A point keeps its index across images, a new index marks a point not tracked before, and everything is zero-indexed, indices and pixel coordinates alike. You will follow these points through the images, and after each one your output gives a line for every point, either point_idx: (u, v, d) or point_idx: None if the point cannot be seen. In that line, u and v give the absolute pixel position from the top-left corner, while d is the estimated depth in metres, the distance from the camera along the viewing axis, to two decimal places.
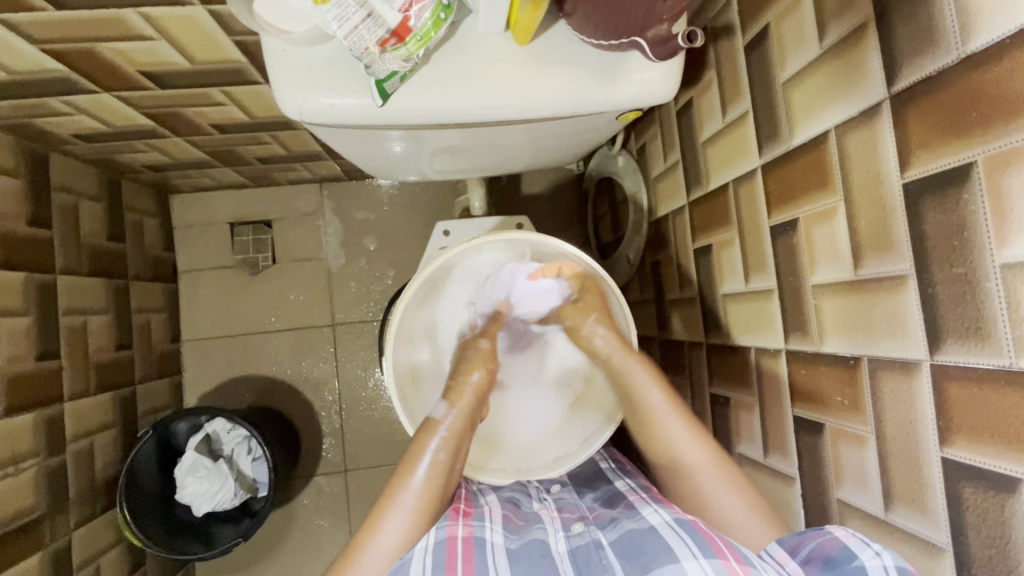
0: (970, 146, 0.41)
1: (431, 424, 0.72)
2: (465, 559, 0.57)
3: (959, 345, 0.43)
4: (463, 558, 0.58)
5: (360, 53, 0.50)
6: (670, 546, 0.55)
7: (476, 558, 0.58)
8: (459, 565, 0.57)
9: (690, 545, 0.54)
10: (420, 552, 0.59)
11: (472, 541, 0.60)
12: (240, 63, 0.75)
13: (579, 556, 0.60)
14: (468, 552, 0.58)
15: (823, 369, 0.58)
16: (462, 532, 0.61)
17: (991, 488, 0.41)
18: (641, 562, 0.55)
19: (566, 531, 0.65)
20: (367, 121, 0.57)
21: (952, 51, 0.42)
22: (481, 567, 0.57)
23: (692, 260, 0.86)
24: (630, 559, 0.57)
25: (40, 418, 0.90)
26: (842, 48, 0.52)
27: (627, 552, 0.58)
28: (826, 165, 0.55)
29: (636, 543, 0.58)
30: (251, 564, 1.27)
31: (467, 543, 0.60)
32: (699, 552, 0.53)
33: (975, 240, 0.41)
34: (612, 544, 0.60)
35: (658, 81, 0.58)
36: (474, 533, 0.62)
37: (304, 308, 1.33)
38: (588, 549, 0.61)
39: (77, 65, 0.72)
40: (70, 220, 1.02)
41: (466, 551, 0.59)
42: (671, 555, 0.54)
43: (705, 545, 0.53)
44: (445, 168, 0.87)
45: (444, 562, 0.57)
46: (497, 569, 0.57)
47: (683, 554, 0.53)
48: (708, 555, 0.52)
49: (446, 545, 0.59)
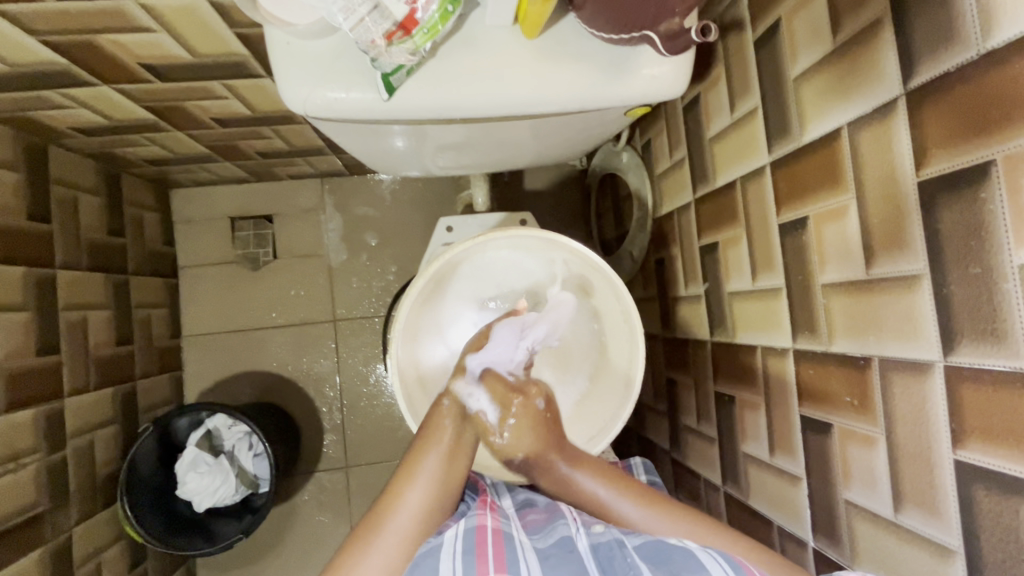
0: (989, 144, 0.40)
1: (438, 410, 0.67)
2: (495, 548, 0.57)
3: (974, 346, 0.42)
4: (493, 547, 0.57)
5: (366, 46, 0.49)
6: (700, 561, 0.54)
7: (506, 549, 0.57)
8: (489, 551, 0.57)
9: (721, 560, 0.54)
10: (450, 538, 0.59)
11: (501, 534, 0.60)
12: (242, 56, 0.74)
13: (602, 554, 0.58)
14: (498, 541, 0.58)
15: (832, 369, 0.57)
16: (491, 523, 0.62)
17: (1005, 491, 0.41)
18: (666, 569, 0.54)
19: (588, 528, 0.63)
20: (372, 115, 0.56)
21: (972, 47, 0.41)
22: (510, 559, 0.56)
23: (698, 258, 0.85)
24: (656, 564, 0.55)
25: (40, 414, 0.89)
26: (856, 44, 0.51)
27: (653, 558, 0.56)
28: (838, 162, 0.55)
29: (662, 551, 0.57)
30: (251, 560, 1.27)
31: (495, 534, 0.59)
32: (731, 569, 0.52)
33: (993, 240, 0.40)
34: (637, 547, 0.58)
35: (669, 76, 0.57)
36: (502, 527, 0.62)
37: (305, 304, 1.32)
38: (611, 546, 0.59)
39: (77, 57, 0.71)
40: (70, 215, 1.01)
41: (495, 540, 0.58)
42: (701, 567, 0.53)
43: (739, 566, 0.53)
44: (448, 163, 0.86)
45: (473, 548, 0.57)
46: (527, 564, 0.56)
47: (714, 569, 0.52)
48: (740, 572, 0.52)
49: (475, 533, 0.59)
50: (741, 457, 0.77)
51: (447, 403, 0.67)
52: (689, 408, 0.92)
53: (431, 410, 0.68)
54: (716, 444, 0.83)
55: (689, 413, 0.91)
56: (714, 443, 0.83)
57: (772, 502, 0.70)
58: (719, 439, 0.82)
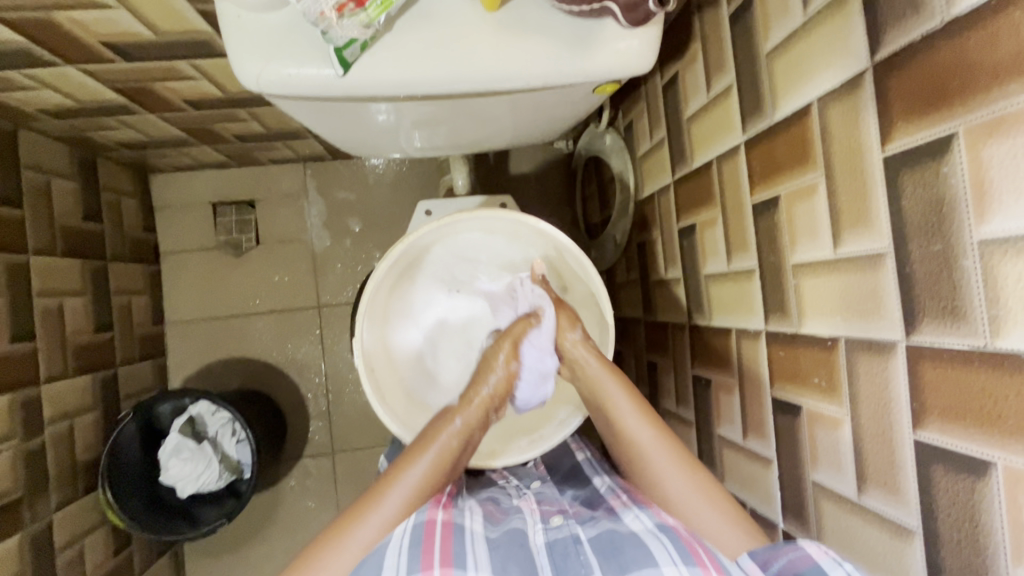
0: (953, 116, 0.39)
1: (449, 412, 0.69)
2: (442, 542, 0.56)
3: (935, 324, 0.42)
4: (440, 540, 0.56)
5: (315, 18, 0.48)
6: (649, 551, 0.54)
7: (454, 543, 0.57)
8: (436, 545, 0.56)
9: (670, 551, 0.53)
10: (398, 534, 0.58)
11: (451, 527, 0.59)
12: (206, 33, 0.72)
13: (557, 551, 0.58)
14: (446, 535, 0.57)
15: (801, 349, 0.57)
16: (441, 516, 0.60)
17: (962, 471, 0.40)
18: (618, 563, 0.55)
19: (544, 523, 0.63)
20: (329, 92, 0.54)
21: (937, 15, 0.40)
22: (457, 552, 0.55)
23: (677, 241, 0.84)
24: (608, 558, 0.56)
25: (15, 401, 0.89)
26: (826, 15, 0.50)
27: (606, 550, 0.57)
28: (808, 139, 0.53)
29: (614, 544, 0.57)
30: (239, 543, 1.28)
31: (445, 527, 0.58)
32: (680, 560, 0.52)
33: (954, 216, 0.39)
34: (591, 540, 0.59)
35: (636, 52, 0.56)
36: (453, 519, 0.60)
37: (289, 290, 1.31)
38: (566, 543, 0.59)
39: (35, 36, 0.69)
40: (42, 200, 0.99)
41: (443, 534, 0.57)
42: (649, 560, 0.53)
43: (686, 553, 0.53)
44: (425, 143, 0.85)
45: (420, 542, 0.56)
46: (474, 555, 0.56)
47: (662, 558, 0.53)
48: (688, 563, 0.51)
49: (424, 527, 0.58)
50: (716, 440, 0.76)
51: (457, 422, 0.68)
52: (668, 391, 0.91)
53: (436, 420, 0.69)
54: (694, 427, 0.83)
55: (669, 397, 0.91)
56: (692, 426, 0.83)
57: (744, 485, 0.70)
58: (697, 422, 0.82)
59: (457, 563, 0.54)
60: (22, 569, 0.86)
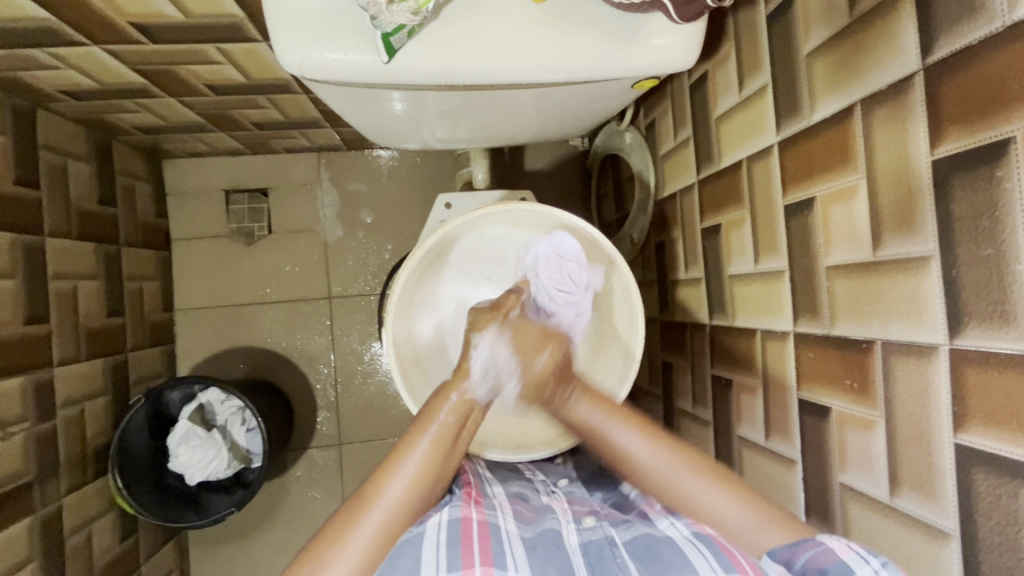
0: (1010, 119, 0.39)
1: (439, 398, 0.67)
2: (480, 540, 0.57)
3: (981, 329, 0.42)
4: (478, 539, 0.57)
5: (366, 3, 0.47)
6: (688, 557, 0.55)
7: (492, 542, 0.57)
8: (475, 544, 0.56)
9: (712, 562, 0.53)
10: (432, 528, 0.58)
11: (487, 525, 0.60)
12: (238, 18, 0.71)
13: (591, 551, 0.61)
14: (484, 534, 0.58)
15: (833, 351, 0.57)
16: (476, 515, 0.61)
17: (1005, 475, 0.41)
18: (655, 567, 0.56)
19: (577, 523, 0.65)
20: (372, 78, 0.54)
21: (996, 18, 0.39)
22: (497, 552, 0.56)
23: (699, 240, 0.84)
24: (644, 562, 0.57)
25: (29, 383, 0.88)
26: (875, 18, 0.50)
27: (644, 556, 0.58)
28: (849, 141, 0.53)
29: (651, 548, 0.58)
30: (244, 533, 1.28)
31: (482, 526, 0.59)
32: (719, 568, 0.52)
33: (1007, 220, 0.40)
34: (627, 544, 0.61)
35: (678, 48, 0.56)
36: (488, 519, 0.61)
37: (300, 280, 1.30)
38: (602, 545, 0.61)
39: (64, 13, 0.68)
40: (58, 181, 0.98)
41: (481, 533, 0.58)
42: (690, 566, 0.53)
43: (725, 561, 0.53)
44: (447, 134, 0.84)
45: (459, 540, 0.57)
46: (514, 555, 0.56)
47: (700, 566, 0.53)
48: (730, 571, 0.52)
49: (461, 525, 0.58)
50: (736, 440, 0.76)
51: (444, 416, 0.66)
52: (684, 391, 0.91)
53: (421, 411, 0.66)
54: (711, 427, 0.83)
55: (685, 396, 0.91)
56: (709, 426, 0.83)
57: (765, 485, 0.70)
58: (714, 422, 0.82)
59: (497, 563, 0.54)
60: (32, 553, 0.86)
